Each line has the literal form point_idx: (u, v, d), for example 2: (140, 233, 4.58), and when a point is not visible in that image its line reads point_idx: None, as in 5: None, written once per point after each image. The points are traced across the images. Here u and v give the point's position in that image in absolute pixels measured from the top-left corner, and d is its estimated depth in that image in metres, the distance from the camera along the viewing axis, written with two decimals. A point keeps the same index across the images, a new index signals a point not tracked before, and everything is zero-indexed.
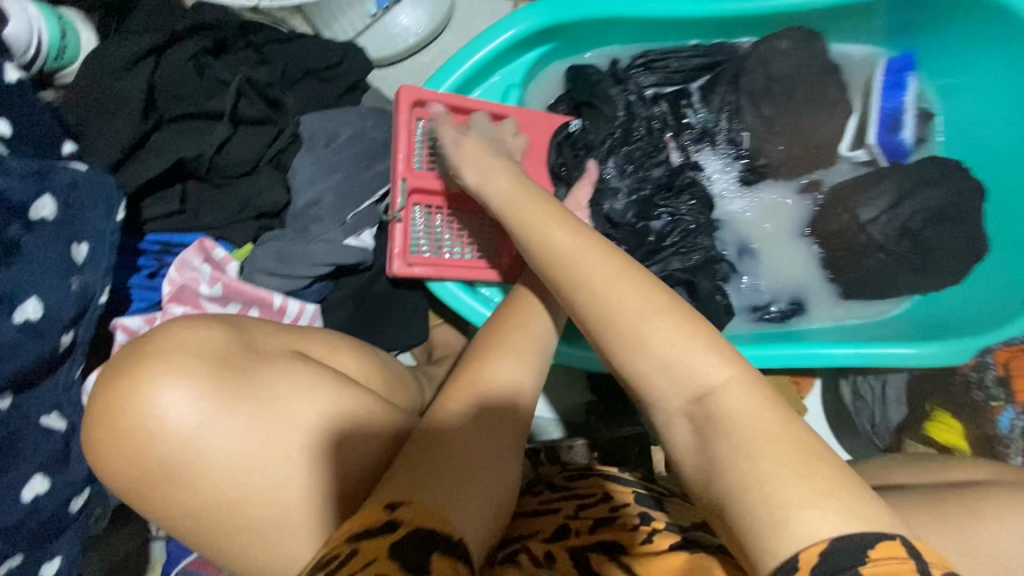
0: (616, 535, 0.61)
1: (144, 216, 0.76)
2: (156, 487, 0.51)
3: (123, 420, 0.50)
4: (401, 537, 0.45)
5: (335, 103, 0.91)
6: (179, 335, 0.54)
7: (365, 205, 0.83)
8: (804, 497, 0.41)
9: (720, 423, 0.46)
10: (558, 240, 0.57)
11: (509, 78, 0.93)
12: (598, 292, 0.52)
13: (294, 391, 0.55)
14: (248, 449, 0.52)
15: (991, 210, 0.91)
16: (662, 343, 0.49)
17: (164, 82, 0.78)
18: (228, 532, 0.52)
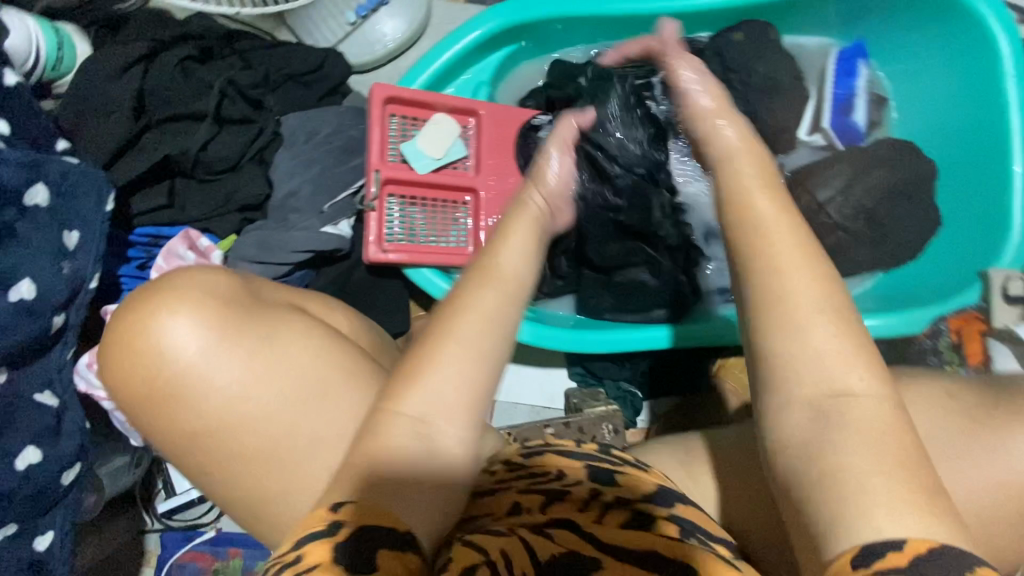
0: (567, 515, 0.58)
1: (134, 211, 0.81)
2: (162, 404, 0.58)
3: (137, 339, 0.57)
4: (342, 539, 0.43)
5: (315, 103, 0.97)
6: (195, 277, 0.62)
7: (342, 197, 0.88)
8: (887, 502, 0.40)
9: (833, 414, 0.44)
10: (759, 198, 0.51)
11: (478, 76, 0.98)
12: (778, 264, 0.48)
13: (295, 334, 0.62)
14: (249, 380, 0.59)
15: (941, 187, 0.95)
16: (819, 326, 0.46)
17: (154, 86, 0.84)
18: (224, 454, 0.59)
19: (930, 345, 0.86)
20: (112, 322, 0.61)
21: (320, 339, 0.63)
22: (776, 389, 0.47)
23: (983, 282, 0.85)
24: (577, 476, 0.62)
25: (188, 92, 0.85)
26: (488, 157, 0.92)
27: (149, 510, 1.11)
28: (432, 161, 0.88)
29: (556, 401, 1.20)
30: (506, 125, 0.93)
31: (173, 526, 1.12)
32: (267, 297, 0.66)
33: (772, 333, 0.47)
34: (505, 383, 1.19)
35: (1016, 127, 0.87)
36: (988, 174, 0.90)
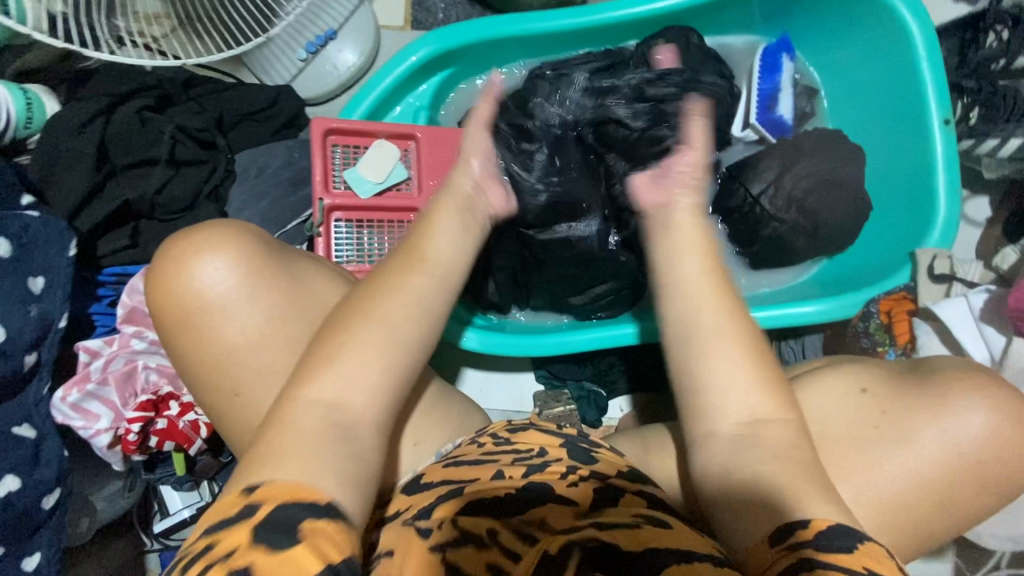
0: (547, 484, 0.63)
1: (100, 254, 0.88)
2: (203, 319, 0.68)
3: (185, 264, 0.67)
4: (259, 521, 0.45)
5: (270, 138, 1.03)
6: (236, 223, 0.73)
7: (291, 225, 0.95)
8: (813, 494, 0.51)
9: (749, 435, 0.56)
10: (681, 259, 0.66)
11: (419, 101, 1.04)
12: (704, 307, 0.61)
13: (320, 279, 0.75)
14: (281, 307, 0.70)
15: (871, 171, 0.98)
16: (741, 362, 0.58)
17: (114, 137, 0.90)
18: (253, 368, 0.68)
19: (863, 327, 0.86)
20: (157, 253, 0.69)
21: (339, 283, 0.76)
22: (703, 410, 0.58)
23: (912, 263, 0.86)
24: (559, 455, 0.68)
25: (144, 140, 0.92)
26: (428, 178, 0.97)
27: (146, 531, 1.17)
28: (374, 185, 0.94)
29: (526, 404, 1.23)
30: (444, 145, 0.98)
31: (170, 545, 1.19)
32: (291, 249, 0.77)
33: (694, 366, 0.59)
34: (479, 388, 1.23)
35: (935, 110, 0.90)
36: (914, 157, 0.92)
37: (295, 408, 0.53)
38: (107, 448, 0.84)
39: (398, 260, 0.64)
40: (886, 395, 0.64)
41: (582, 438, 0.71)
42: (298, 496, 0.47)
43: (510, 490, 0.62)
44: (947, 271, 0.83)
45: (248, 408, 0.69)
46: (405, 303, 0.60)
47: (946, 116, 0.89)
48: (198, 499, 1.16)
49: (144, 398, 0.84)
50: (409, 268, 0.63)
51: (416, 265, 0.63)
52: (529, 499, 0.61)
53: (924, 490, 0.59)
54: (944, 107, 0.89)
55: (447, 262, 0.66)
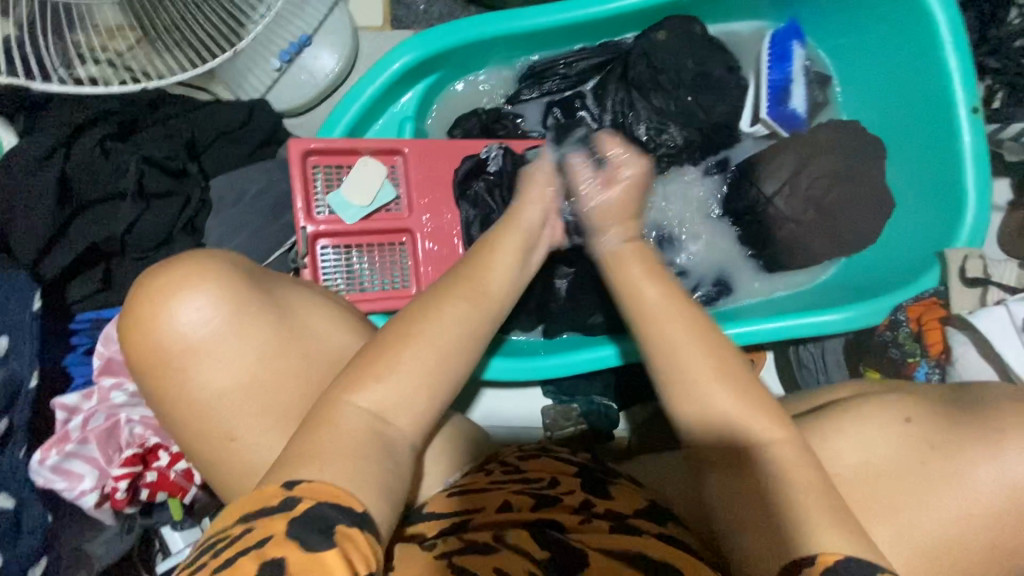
0: (558, 516, 0.63)
1: (70, 300, 0.82)
2: (185, 362, 0.62)
3: (165, 303, 0.61)
4: (298, 514, 0.44)
5: (247, 160, 0.96)
6: (220, 252, 0.67)
7: (275, 255, 0.88)
8: (819, 524, 0.49)
9: (751, 462, 0.54)
10: (644, 287, 0.63)
11: (404, 111, 0.96)
12: (665, 334, 0.59)
13: (313, 307, 0.69)
14: (273, 343, 0.64)
15: (892, 162, 0.92)
16: (723, 389, 0.56)
17: (75, 171, 0.83)
18: (245, 412, 0.63)
19: (891, 337, 0.82)
20: (135, 286, 0.63)
21: (332, 312, 0.70)
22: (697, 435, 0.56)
23: (941, 263, 0.81)
24: (572, 486, 0.67)
25: (108, 173, 0.85)
26: (418, 195, 0.90)
27: None
28: (361, 208, 0.87)
29: (535, 420, 1.18)
30: (435, 159, 0.91)
31: None
32: (280, 275, 0.71)
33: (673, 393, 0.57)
34: (485, 407, 1.18)
35: (961, 98, 0.83)
36: (939, 148, 0.86)
37: (339, 411, 0.53)
38: (95, 507, 0.79)
39: (441, 286, 0.64)
40: (933, 426, 0.59)
41: (596, 470, 0.71)
42: (338, 499, 0.47)
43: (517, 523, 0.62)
44: (982, 273, 0.78)
45: (241, 473, 0.64)
46: (447, 323, 0.60)
47: (973, 104, 0.83)
48: (201, 535, 1.11)
49: (129, 452, 0.79)
50: (460, 286, 0.64)
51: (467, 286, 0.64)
52: (540, 530, 0.61)
53: (975, 533, 0.55)
54: (970, 94, 0.83)
55: (495, 295, 0.65)
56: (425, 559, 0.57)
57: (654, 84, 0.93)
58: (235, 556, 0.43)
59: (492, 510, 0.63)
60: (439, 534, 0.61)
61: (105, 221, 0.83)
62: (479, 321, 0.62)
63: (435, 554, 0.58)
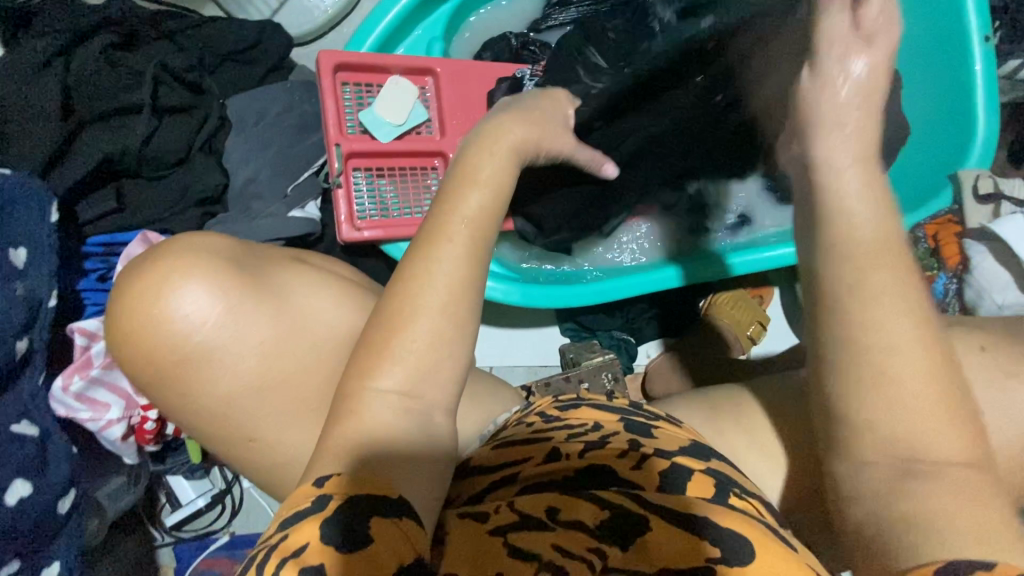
0: (608, 463, 0.54)
1: (82, 219, 0.75)
2: (178, 379, 0.49)
3: (147, 316, 0.48)
4: (330, 513, 0.39)
5: (259, 82, 0.89)
6: (192, 242, 0.52)
7: (303, 176, 0.83)
8: (965, 541, 0.38)
9: (924, 471, 0.40)
10: (857, 221, 0.42)
11: (430, 31, 0.93)
12: (868, 311, 0.40)
13: (312, 287, 0.54)
14: (276, 339, 0.51)
15: (906, 94, 0.96)
16: (913, 393, 0.40)
17: (78, 80, 0.75)
18: (268, 408, 0.51)
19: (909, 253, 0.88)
20: (111, 301, 0.50)
21: (338, 290, 0.55)
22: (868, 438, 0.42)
23: (954, 184, 0.85)
24: (616, 428, 0.60)
25: (117, 84, 0.77)
26: (452, 116, 0.87)
27: (156, 525, 1.08)
28: (394, 127, 0.84)
29: (554, 358, 1.18)
30: (469, 80, 0.88)
31: (185, 538, 1.09)
32: (267, 254, 0.56)
33: (859, 380, 0.40)
34: (502, 348, 1.18)
35: (975, 27, 0.87)
36: (954, 79, 0.90)
37: (363, 401, 0.46)
38: (120, 440, 0.74)
39: (424, 229, 0.50)
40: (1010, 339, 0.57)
41: (636, 408, 0.65)
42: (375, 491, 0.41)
43: (569, 472, 0.54)
44: (993, 190, 0.84)
45: (287, 405, 0.51)
46: (447, 272, 0.48)
47: (986, 33, 0.87)
48: (211, 487, 1.09)
49: None
50: (448, 225, 0.49)
51: (452, 222, 0.50)
52: (590, 481, 0.53)
53: None
54: (984, 23, 0.87)
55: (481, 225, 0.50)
56: (477, 536, 0.46)
57: None
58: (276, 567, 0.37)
59: (542, 461, 0.55)
60: (488, 489, 0.55)
61: (117, 134, 0.75)
62: (483, 263, 0.50)
63: (488, 527, 0.46)
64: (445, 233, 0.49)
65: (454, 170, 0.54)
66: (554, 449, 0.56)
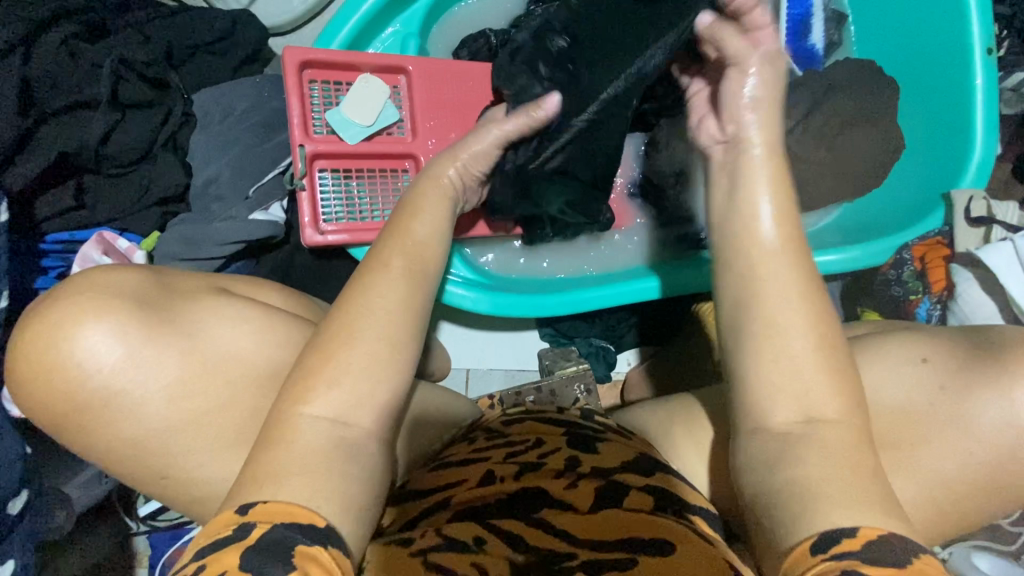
0: (543, 485, 0.55)
1: (38, 217, 0.74)
2: (95, 417, 0.49)
3: (45, 360, 0.48)
4: (252, 543, 0.38)
5: (230, 76, 0.86)
6: (103, 277, 0.52)
7: (268, 177, 0.80)
8: (841, 498, 0.40)
9: (805, 437, 0.44)
10: (767, 210, 0.49)
11: (407, 27, 0.89)
12: (759, 287, 0.47)
13: (226, 323, 0.55)
14: (183, 379, 0.51)
15: (904, 106, 0.92)
16: (800, 354, 0.45)
17: (38, 72, 0.73)
18: (189, 437, 0.51)
19: (894, 275, 0.83)
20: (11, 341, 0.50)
21: (257, 325, 0.56)
22: (755, 401, 0.46)
23: (946, 205, 0.83)
24: (557, 444, 0.61)
25: (78, 77, 0.75)
26: (423, 117, 0.85)
27: (129, 515, 1.08)
28: (362, 128, 0.81)
29: (532, 362, 1.17)
30: (442, 79, 0.85)
31: (159, 528, 1.09)
32: (183, 287, 0.56)
33: (756, 346, 0.46)
34: (478, 350, 1.16)
35: (978, 39, 0.84)
36: (952, 90, 0.86)
37: (293, 426, 0.44)
38: None
39: (372, 255, 0.53)
40: (952, 362, 0.52)
41: (586, 423, 0.66)
42: (295, 520, 0.40)
43: (502, 496, 0.54)
44: (986, 214, 0.79)
45: (214, 434, 0.52)
46: (381, 295, 0.49)
47: (989, 45, 0.83)
48: None
49: None
50: (390, 259, 0.52)
51: (396, 255, 0.53)
52: (524, 503, 0.54)
53: None
54: (987, 36, 0.84)
55: (426, 252, 0.55)
56: (400, 556, 0.48)
57: None
58: None
59: (477, 484, 0.56)
60: (422, 515, 0.54)
61: (76, 130, 0.74)
62: (421, 295, 0.51)
63: (410, 551, 0.48)
64: (388, 260, 0.52)
65: (401, 208, 0.59)
66: (490, 471, 0.58)
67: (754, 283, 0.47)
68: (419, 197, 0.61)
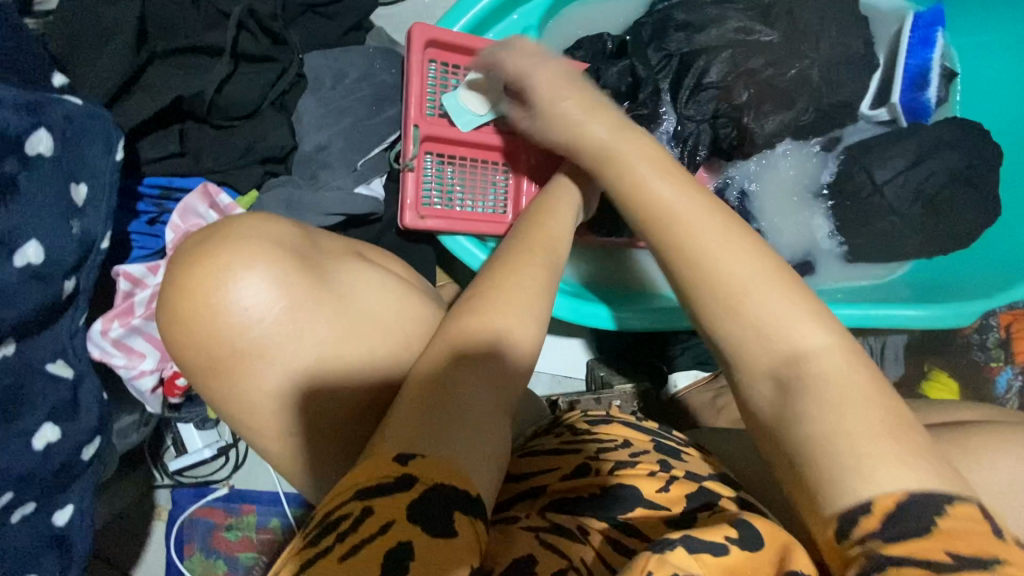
0: (642, 484, 0.52)
1: (142, 160, 0.71)
2: (238, 374, 0.47)
3: (202, 302, 0.45)
4: (418, 500, 0.35)
5: (338, 40, 0.83)
6: (258, 224, 0.49)
7: (375, 151, 0.79)
8: (875, 456, 0.36)
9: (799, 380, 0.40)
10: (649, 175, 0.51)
11: (528, 18, 0.88)
12: (686, 246, 0.46)
13: (371, 289, 0.53)
14: (335, 341, 0.49)
15: (1005, 172, 0.92)
16: (762, 302, 0.42)
17: (158, 10, 0.71)
18: (314, 414, 0.49)
19: (977, 340, 0.87)
20: (163, 282, 0.47)
21: (401, 299, 0.54)
22: (734, 361, 0.43)
23: None
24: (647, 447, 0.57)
25: (198, 22, 0.73)
26: None
27: (159, 466, 1.05)
28: (475, 116, 0.79)
29: (578, 370, 1.12)
30: None
31: (184, 483, 1.07)
32: (327, 246, 0.54)
33: (712, 306, 0.44)
34: None
35: None
36: None
37: (442, 389, 0.43)
38: (148, 393, 0.72)
39: (505, 253, 0.54)
40: None
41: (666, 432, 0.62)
42: (455, 482, 0.37)
43: (596, 489, 0.51)
44: None
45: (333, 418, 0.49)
46: (531, 281, 0.51)
47: None
48: (219, 439, 1.04)
49: None
50: (528, 258, 0.53)
51: (533, 254, 0.54)
52: (620, 500, 0.50)
53: None
54: None
55: (560, 248, 0.56)
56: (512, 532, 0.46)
57: (807, 45, 0.86)
58: (359, 548, 0.34)
59: (568, 475, 0.52)
60: (514, 498, 0.51)
61: (192, 75, 0.71)
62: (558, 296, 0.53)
63: (519, 524, 0.47)
64: (526, 251, 0.54)
65: (537, 208, 0.61)
66: (583, 462, 0.54)
67: (678, 250, 0.46)
68: (553, 201, 0.63)
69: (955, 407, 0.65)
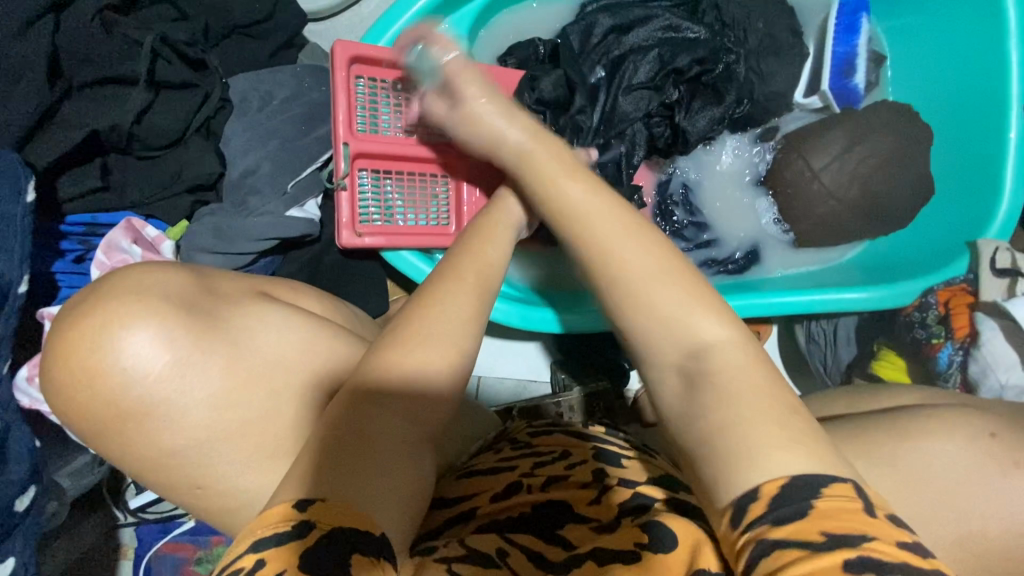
0: (568, 494, 0.55)
1: (60, 198, 0.70)
2: (130, 428, 0.46)
3: (83, 366, 0.44)
4: (312, 545, 0.36)
5: (266, 61, 0.81)
6: (146, 274, 0.49)
7: (306, 173, 0.78)
8: (766, 446, 0.37)
9: (699, 369, 0.41)
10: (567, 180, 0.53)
11: (457, 27, 0.88)
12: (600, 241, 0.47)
13: (270, 330, 0.52)
14: (227, 389, 0.49)
15: (937, 149, 0.94)
16: (660, 289, 0.44)
17: (69, 41, 0.68)
18: (228, 450, 0.49)
19: (918, 318, 0.85)
20: (50, 336, 0.47)
21: (304, 333, 0.53)
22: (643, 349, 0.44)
23: (972, 252, 0.85)
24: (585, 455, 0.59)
25: (113, 51, 0.71)
26: None
27: (119, 506, 1.02)
28: None
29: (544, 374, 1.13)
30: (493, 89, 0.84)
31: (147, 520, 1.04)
32: (224, 290, 0.53)
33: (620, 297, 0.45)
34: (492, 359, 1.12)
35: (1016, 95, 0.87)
36: (984, 139, 0.89)
37: (352, 430, 0.44)
38: None
39: (435, 277, 0.53)
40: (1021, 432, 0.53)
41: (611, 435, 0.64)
42: (354, 524, 0.38)
43: (526, 508, 0.54)
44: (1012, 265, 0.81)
45: (252, 449, 0.49)
46: (451, 308, 0.50)
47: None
48: None
49: None
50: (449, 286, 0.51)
51: (456, 283, 0.52)
52: (547, 517, 0.53)
53: None
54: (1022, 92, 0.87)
55: (489, 271, 0.55)
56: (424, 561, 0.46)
57: (732, 41, 0.88)
58: None
59: (500, 495, 0.55)
60: (446, 524, 0.53)
61: (110, 108, 0.70)
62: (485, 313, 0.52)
63: (434, 556, 0.46)
64: (449, 278, 0.52)
65: (472, 231, 0.60)
66: (515, 480, 0.56)
67: (588, 244, 0.48)
68: (487, 221, 0.62)
69: (894, 390, 0.66)
